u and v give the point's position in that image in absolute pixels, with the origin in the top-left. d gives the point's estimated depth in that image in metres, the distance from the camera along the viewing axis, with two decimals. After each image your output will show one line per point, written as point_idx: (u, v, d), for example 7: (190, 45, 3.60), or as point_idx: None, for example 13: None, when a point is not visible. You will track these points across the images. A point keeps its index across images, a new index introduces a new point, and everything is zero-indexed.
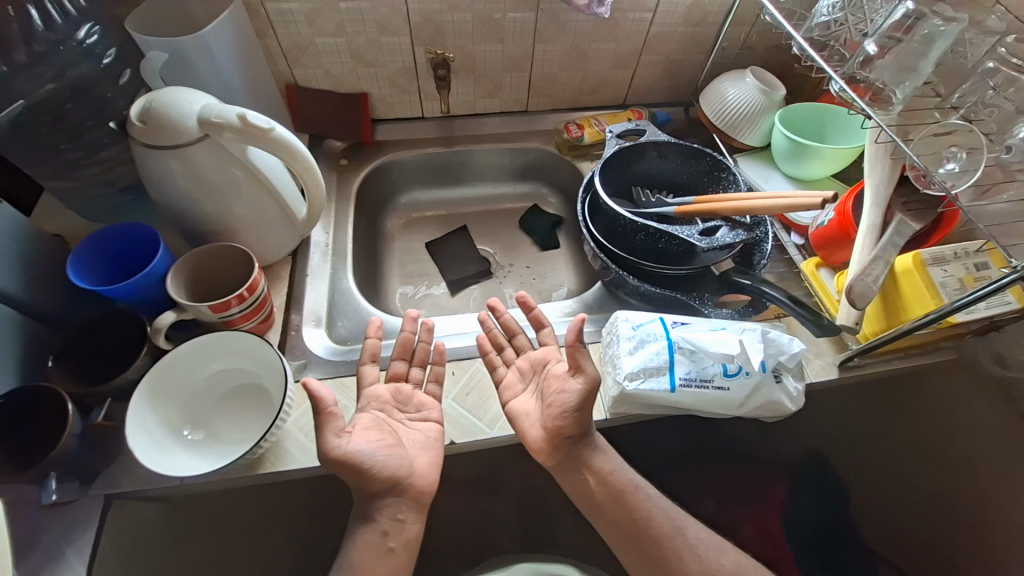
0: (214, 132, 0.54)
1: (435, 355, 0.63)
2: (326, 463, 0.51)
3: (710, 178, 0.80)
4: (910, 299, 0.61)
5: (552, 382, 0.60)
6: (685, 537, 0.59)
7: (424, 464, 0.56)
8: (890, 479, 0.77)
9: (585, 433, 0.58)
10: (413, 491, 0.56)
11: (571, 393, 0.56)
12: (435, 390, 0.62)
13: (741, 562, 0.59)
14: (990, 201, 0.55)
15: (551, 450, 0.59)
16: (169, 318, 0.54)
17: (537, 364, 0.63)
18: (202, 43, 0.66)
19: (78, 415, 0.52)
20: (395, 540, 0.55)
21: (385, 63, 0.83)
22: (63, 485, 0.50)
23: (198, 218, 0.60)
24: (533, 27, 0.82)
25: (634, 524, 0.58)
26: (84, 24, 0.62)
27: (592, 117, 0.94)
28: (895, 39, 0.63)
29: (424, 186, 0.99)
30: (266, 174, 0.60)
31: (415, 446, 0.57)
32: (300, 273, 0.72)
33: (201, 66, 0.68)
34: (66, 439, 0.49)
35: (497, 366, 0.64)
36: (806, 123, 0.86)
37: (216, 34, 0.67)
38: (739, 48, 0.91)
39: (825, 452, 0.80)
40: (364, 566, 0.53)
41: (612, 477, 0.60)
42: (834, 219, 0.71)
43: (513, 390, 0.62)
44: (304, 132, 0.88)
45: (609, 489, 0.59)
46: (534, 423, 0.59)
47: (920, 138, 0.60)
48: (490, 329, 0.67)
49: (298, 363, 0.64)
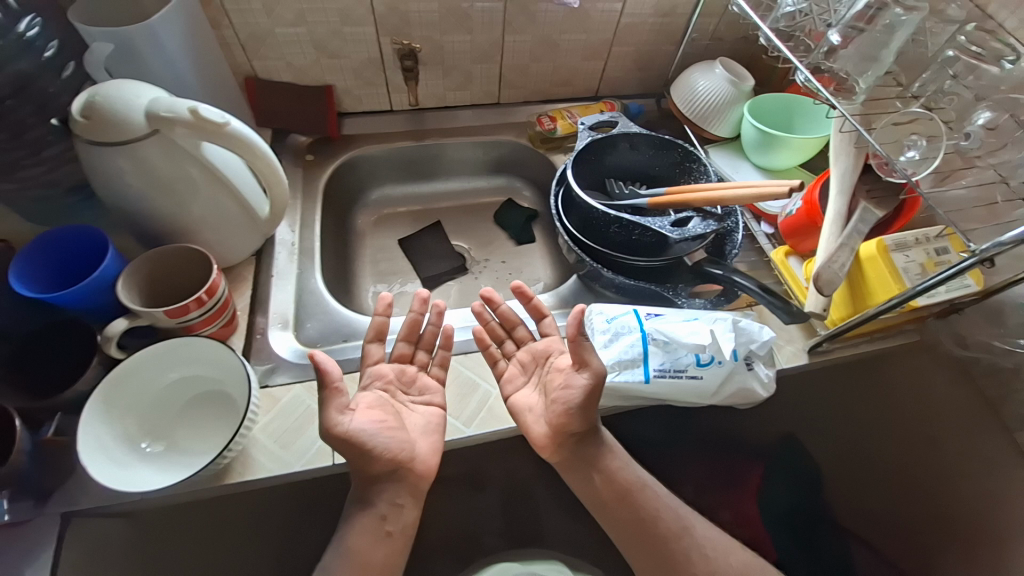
0: (164, 127, 0.51)
1: (442, 340, 0.63)
2: (326, 440, 0.50)
3: (681, 169, 0.80)
4: (875, 285, 0.63)
5: (556, 376, 0.59)
6: (693, 537, 0.59)
7: (425, 450, 0.56)
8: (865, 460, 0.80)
9: (587, 428, 0.57)
10: (401, 489, 0.55)
11: (576, 389, 0.55)
12: (438, 374, 0.62)
13: (748, 561, 0.60)
14: (949, 187, 0.56)
15: (556, 447, 0.59)
16: (120, 325, 0.51)
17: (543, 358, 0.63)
18: (150, 33, 0.63)
19: (26, 431, 0.49)
20: (388, 533, 0.54)
21: (349, 54, 0.80)
22: (15, 505, 0.48)
23: (151, 218, 0.57)
24: (501, 17, 0.81)
25: (627, 513, 0.59)
26: (25, 16, 0.58)
27: (564, 109, 0.93)
28: (857, 29, 0.64)
29: (395, 181, 0.97)
30: (224, 171, 0.58)
31: (415, 429, 0.57)
32: (265, 274, 0.69)
33: (151, 57, 0.65)
34: (15, 456, 0.46)
35: (498, 359, 0.64)
36: (773, 114, 0.88)
37: (165, 24, 0.63)
38: (708, 39, 0.92)
39: (799, 435, 0.81)
40: (364, 564, 0.52)
41: (607, 468, 0.60)
42: (802, 208, 0.73)
43: (515, 383, 0.62)
44: (267, 128, 0.85)
45: (615, 487, 0.59)
46: (538, 419, 0.59)
47: (881, 127, 0.61)
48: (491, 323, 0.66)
49: (265, 367, 0.61)
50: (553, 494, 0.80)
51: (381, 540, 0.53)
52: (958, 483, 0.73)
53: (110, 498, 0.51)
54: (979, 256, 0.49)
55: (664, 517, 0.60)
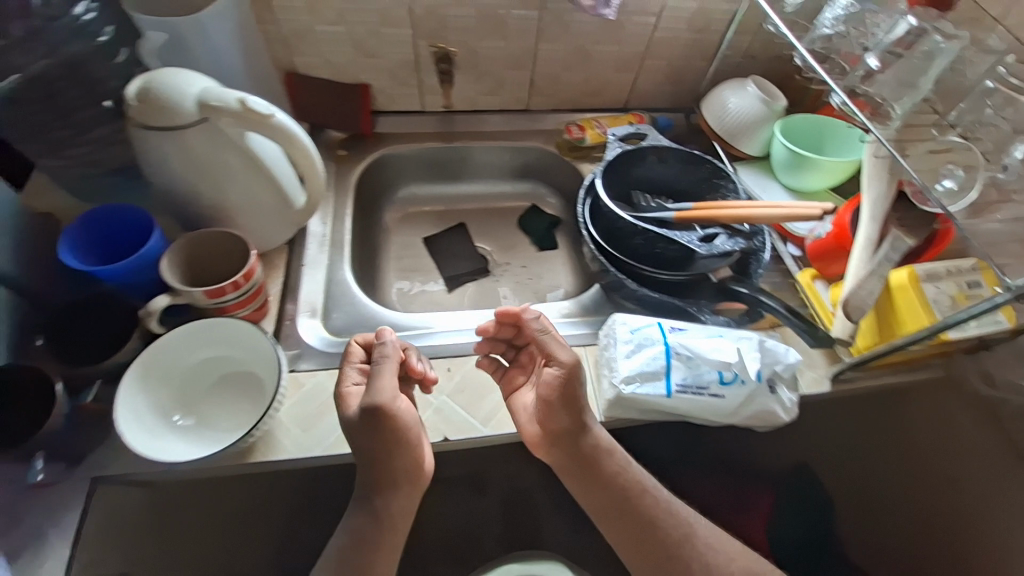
0: (212, 115, 0.53)
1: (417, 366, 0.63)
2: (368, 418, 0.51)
3: (709, 185, 0.80)
4: (904, 315, 0.62)
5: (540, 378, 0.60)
6: (695, 543, 0.59)
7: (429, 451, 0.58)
8: (882, 492, 0.78)
9: (575, 428, 0.56)
10: (400, 473, 0.55)
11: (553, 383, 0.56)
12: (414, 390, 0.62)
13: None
14: (984, 220, 0.55)
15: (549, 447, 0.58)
16: (163, 301, 0.52)
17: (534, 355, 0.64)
18: (199, 25, 0.65)
19: (66, 396, 0.51)
20: (392, 524, 0.56)
21: (386, 55, 0.82)
22: (48, 466, 0.51)
23: (193, 202, 0.59)
24: (537, 26, 0.82)
25: (628, 515, 0.59)
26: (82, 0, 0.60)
27: (593, 120, 0.94)
28: (896, 54, 0.65)
29: (423, 181, 0.98)
30: (264, 161, 0.59)
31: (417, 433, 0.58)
32: (295, 263, 0.70)
33: (197, 46, 0.67)
34: (53, 419, 0.48)
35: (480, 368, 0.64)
36: (805, 135, 0.87)
37: (213, 18, 0.65)
38: (741, 57, 0.92)
39: (812, 464, 0.79)
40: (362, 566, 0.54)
41: (609, 469, 0.58)
42: (832, 232, 0.73)
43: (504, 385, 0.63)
44: (303, 122, 0.87)
45: (614, 491, 0.59)
46: (529, 418, 0.59)
47: (917, 154, 0.60)
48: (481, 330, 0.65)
49: (291, 354, 0.63)
50: (562, 502, 0.80)
51: (386, 532, 0.55)
52: (978, 522, 0.71)
53: (140, 466, 0.53)
54: (1015, 292, 0.48)
55: (667, 522, 0.59)
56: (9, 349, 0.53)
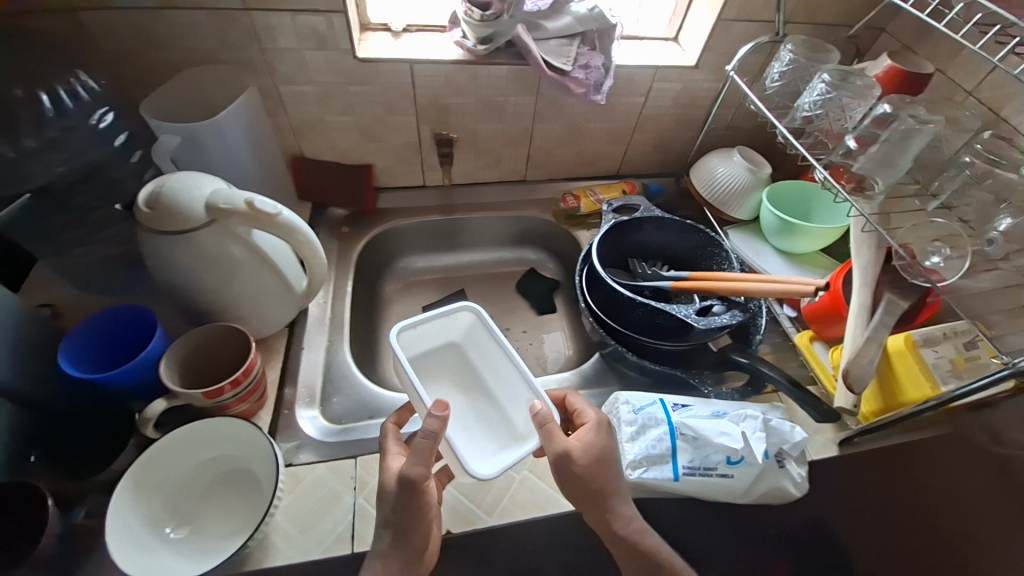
0: (221, 217, 0.55)
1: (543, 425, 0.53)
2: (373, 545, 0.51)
3: (705, 253, 0.81)
4: (905, 381, 0.64)
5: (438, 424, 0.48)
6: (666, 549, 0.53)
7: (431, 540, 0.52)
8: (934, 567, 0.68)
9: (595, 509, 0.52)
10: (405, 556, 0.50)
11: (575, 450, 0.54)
12: None
13: None
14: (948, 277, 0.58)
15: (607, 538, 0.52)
16: (159, 407, 0.53)
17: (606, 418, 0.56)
18: (215, 129, 0.67)
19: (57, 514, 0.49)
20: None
21: (391, 139, 0.83)
22: None
23: (203, 296, 0.61)
24: (532, 109, 0.83)
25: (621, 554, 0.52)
26: (98, 109, 0.63)
27: (588, 188, 0.96)
28: (874, 133, 0.66)
29: (422, 252, 0.99)
30: (269, 253, 0.61)
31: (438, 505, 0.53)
32: (295, 346, 0.71)
33: (215, 147, 0.68)
34: (44, 541, 0.47)
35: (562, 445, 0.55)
36: (792, 202, 0.86)
37: (229, 120, 0.67)
38: (726, 128, 0.92)
39: (853, 519, 0.68)
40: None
41: (609, 508, 0.52)
42: (825, 297, 0.73)
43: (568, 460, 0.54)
44: (306, 201, 0.87)
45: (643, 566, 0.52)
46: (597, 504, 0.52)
47: (903, 228, 0.63)
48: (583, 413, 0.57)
49: (289, 446, 0.61)
50: None
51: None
52: None
53: None
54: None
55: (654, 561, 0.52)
56: (8, 468, 0.51)
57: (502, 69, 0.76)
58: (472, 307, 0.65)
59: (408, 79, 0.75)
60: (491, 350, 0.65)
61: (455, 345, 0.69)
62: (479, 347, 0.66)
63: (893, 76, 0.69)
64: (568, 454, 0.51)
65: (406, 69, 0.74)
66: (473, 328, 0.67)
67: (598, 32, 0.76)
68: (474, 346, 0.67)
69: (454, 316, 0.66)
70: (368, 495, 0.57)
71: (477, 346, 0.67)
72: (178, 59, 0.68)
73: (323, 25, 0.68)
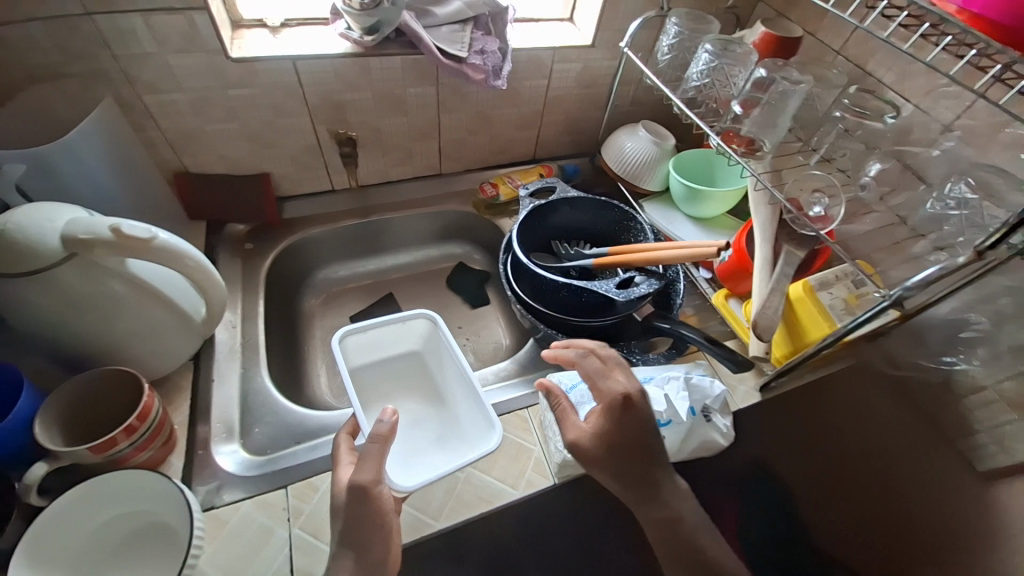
0: (82, 249, 0.49)
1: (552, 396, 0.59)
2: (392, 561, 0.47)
3: (621, 228, 0.84)
4: (807, 324, 0.69)
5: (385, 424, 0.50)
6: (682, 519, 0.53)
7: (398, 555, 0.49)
8: (856, 486, 0.73)
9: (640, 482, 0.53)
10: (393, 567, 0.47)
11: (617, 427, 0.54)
12: None
13: None
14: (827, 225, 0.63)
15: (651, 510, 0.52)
16: (41, 470, 0.46)
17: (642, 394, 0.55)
18: (69, 150, 0.59)
19: None
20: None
21: (285, 144, 0.78)
22: None
23: (78, 341, 0.54)
24: (435, 100, 0.80)
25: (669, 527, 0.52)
26: None
27: (505, 176, 0.95)
28: (755, 98, 0.70)
29: (341, 261, 0.94)
30: (152, 283, 0.55)
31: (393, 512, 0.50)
32: (204, 379, 0.65)
33: (72, 172, 0.60)
34: None
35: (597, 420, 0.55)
36: (696, 170, 0.90)
37: (85, 139, 0.60)
38: (629, 104, 0.95)
39: (777, 456, 0.73)
40: None
41: (656, 479, 0.53)
42: (732, 256, 0.77)
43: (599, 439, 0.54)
44: (200, 220, 0.80)
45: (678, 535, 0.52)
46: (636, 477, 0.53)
47: (791, 182, 0.68)
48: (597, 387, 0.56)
49: (208, 489, 0.56)
50: None
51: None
52: (899, 491, 0.72)
53: None
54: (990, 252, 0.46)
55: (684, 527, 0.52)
56: None
57: (395, 59, 0.73)
58: (431, 314, 0.70)
59: (292, 77, 0.70)
60: (445, 358, 0.69)
61: (417, 352, 0.74)
62: (437, 353, 0.71)
63: (768, 41, 0.73)
64: (579, 444, 0.54)
65: (289, 66, 0.69)
66: (431, 334, 0.71)
67: (491, 16, 0.75)
68: (432, 353, 0.72)
69: (411, 326, 0.71)
70: (304, 524, 0.54)
71: (436, 353, 0.71)
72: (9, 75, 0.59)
73: (183, 24, 0.61)
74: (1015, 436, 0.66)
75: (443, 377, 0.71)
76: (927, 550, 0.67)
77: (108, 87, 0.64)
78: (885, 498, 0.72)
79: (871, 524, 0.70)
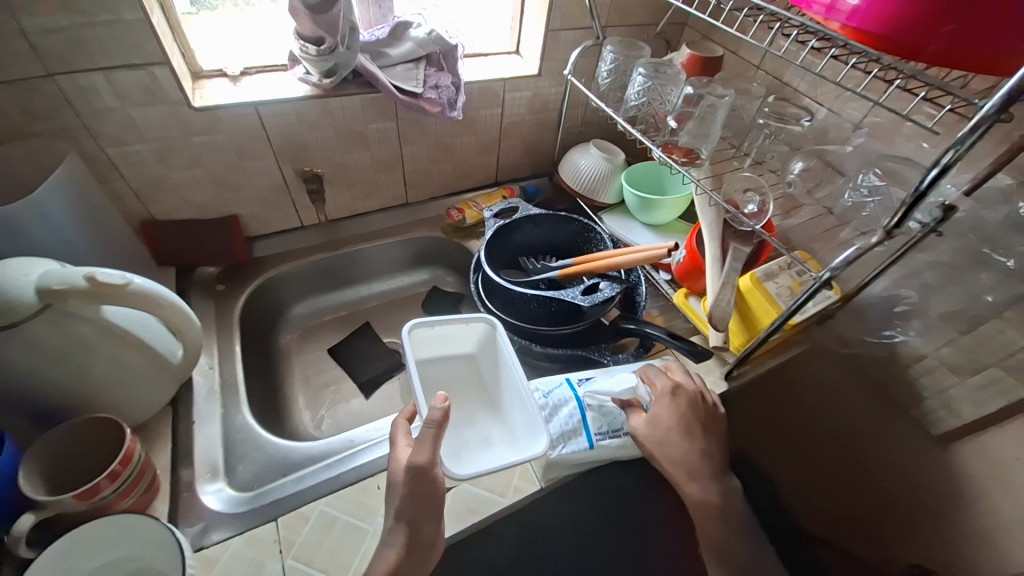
0: (57, 300, 0.50)
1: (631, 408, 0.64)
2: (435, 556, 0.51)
3: (583, 239, 0.89)
4: (758, 313, 0.74)
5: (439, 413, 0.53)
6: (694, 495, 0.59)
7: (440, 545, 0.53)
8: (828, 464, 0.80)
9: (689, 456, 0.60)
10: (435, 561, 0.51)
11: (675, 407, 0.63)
12: None
13: None
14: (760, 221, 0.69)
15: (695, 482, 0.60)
16: (28, 520, 0.46)
17: (688, 387, 0.65)
18: (36, 208, 0.60)
19: None
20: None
21: (252, 185, 0.80)
22: None
23: (53, 394, 0.54)
24: (396, 134, 0.85)
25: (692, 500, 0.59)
26: None
27: (470, 200, 0.99)
28: (688, 112, 0.77)
29: (316, 294, 0.96)
30: (128, 329, 0.56)
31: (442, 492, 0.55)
32: (184, 422, 0.65)
33: (39, 228, 0.61)
34: None
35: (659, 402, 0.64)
36: (648, 181, 0.97)
37: (52, 196, 0.61)
38: (579, 125, 1.02)
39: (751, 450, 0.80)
40: None
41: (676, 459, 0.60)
42: (686, 256, 0.83)
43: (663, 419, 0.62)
44: (169, 266, 0.80)
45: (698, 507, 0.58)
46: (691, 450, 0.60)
47: (728, 183, 0.75)
48: (653, 381, 0.65)
49: (196, 531, 0.56)
50: None
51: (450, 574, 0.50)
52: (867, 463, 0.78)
53: None
54: (897, 231, 0.48)
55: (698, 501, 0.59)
56: None
57: (354, 99, 0.77)
58: (490, 319, 0.73)
59: (256, 122, 0.73)
60: (501, 363, 0.72)
61: (471, 354, 0.77)
62: (491, 355, 0.74)
63: (695, 62, 0.81)
64: (636, 429, 0.61)
65: (251, 111, 0.72)
66: (487, 338, 0.74)
67: (442, 53, 0.80)
68: (488, 355, 0.75)
69: (467, 329, 0.74)
70: (298, 553, 0.54)
71: (492, 355, 0.74)
72: None
73: (144, 79, 0.64)
74: (959, 398, 0.71)
75: (495, 377, 0.73)
76: (900, 514, 0.72)
77: (72, 142, 0.65)
78: (855, 472, 0.78)
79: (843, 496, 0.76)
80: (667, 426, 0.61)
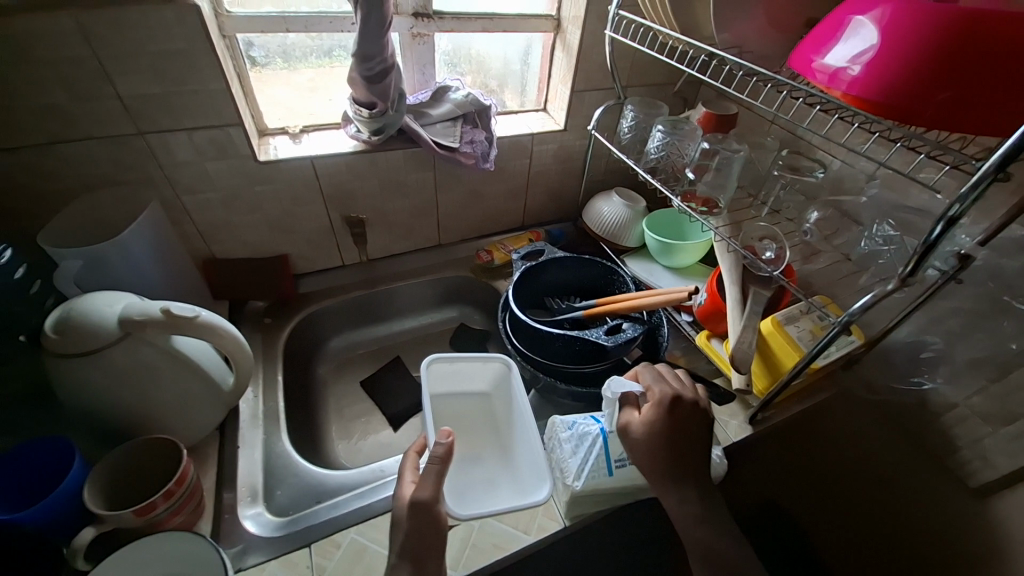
0: (135, 328, 0.56)
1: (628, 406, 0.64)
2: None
3: (606, 281, 0.92)
4: (780, 355, 0.75)
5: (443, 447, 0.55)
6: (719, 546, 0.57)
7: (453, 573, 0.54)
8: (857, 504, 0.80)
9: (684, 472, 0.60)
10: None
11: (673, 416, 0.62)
12: None
13: None
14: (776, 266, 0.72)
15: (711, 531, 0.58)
16: (88, 534, 0.50)
17: (687, 395, 0.64)
18: (122, 248, 0.68)
19: None
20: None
21: (302, 228, 0.88)
22: None
23: (121, 414, 0.59)
24: (432, 182, 0.92)
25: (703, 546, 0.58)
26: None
27: (498, 242, 1.05)
28: (706, 164, 0.82)
29: (351, 329, 1.01)
30: (190, 357, 0.62)
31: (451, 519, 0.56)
32: (229, 447, 0.69)
33: (120, 265, 0.69)
34: None
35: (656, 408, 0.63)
36: (668, 226, 1.01)
37: (135, 237, 0.69)
38: (602, 174, 1.08)
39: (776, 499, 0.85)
40: None
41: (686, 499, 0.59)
42: (707, 298, 0.86)
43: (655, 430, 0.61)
44: (224, 299, 0.88)
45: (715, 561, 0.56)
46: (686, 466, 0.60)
47: (746, 231, 0.79)
48: (650, 386, 0.65)
49: (234, 552, 0.59)
50: None
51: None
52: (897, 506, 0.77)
53: None
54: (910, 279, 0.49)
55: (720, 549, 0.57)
56: None
57: (398, 152, 0.85)
58: (508, 360, 0.75)
59: (310, 173, 0.82)
60: (514, 405, 0.74)
61: (486, 393, 0.79)
62: (505, 396, 0.76)
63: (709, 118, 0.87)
64: (630, 426, 0.61)
65: (307, 164, 0.80)
66: (502, 378, 0.77)
67: (477, 112, 0.88)
68: (501, 396, 0.77)
69: (485, 368, 0.77)
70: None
71: (505, 397, 0.76)
72: (71, 187, 0.70)
73: (220, 137, 0.73)
74: (995, 450, 0.67)
75: (506, 419, 0.75)
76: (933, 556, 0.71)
77: (153, 190, 0.74)
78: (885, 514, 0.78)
79: (873, 538, 0.77)
80: (664, 434, 0.60)
